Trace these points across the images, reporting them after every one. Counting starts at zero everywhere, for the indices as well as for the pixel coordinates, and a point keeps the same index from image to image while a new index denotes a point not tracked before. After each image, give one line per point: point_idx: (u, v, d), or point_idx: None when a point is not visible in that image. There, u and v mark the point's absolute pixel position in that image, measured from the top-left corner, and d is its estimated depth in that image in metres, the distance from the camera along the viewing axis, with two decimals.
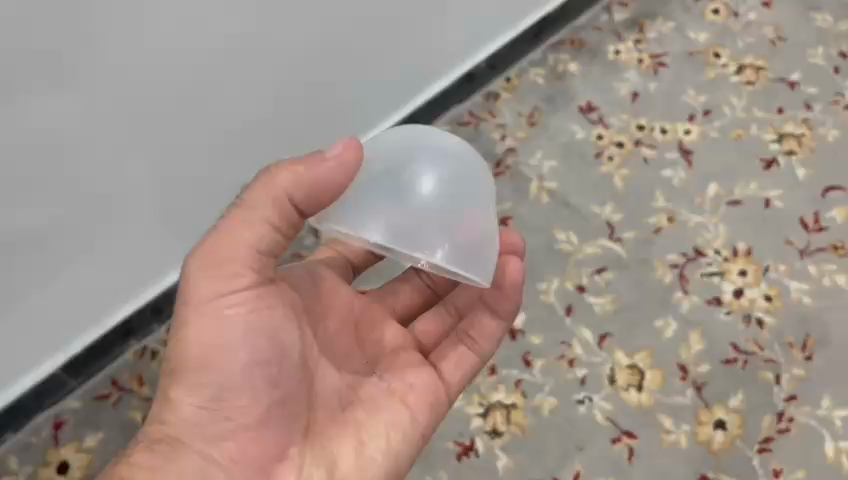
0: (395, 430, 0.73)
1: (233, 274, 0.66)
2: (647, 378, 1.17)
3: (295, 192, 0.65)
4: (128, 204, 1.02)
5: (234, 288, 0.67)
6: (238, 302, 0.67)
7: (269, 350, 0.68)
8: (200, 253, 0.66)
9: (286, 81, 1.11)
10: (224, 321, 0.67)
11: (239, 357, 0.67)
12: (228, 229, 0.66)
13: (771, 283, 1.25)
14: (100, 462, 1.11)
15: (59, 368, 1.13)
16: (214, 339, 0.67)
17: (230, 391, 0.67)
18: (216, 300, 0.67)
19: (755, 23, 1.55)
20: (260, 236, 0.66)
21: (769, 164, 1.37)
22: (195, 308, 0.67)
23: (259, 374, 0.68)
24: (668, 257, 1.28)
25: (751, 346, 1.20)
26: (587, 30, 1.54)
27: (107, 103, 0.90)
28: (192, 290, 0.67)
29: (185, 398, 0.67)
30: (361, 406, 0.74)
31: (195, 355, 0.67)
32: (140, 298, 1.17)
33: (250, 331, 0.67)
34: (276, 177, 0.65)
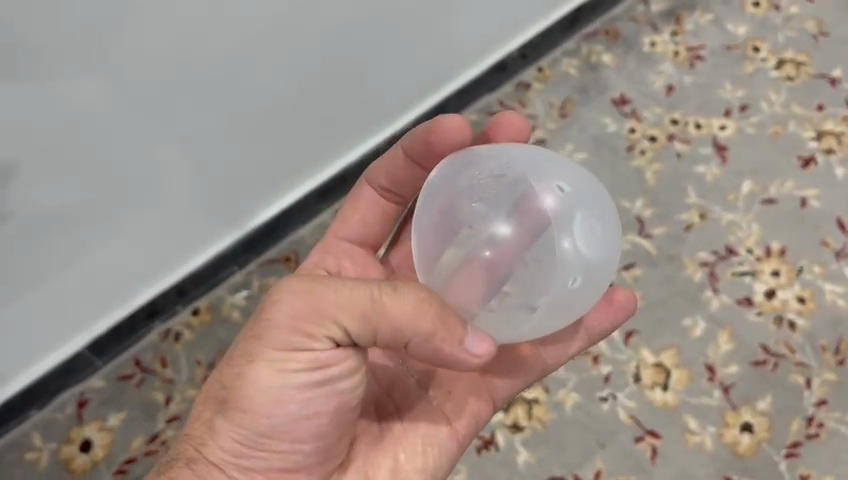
0: (430, 446, 0.73)
1: (314, 336, 0.60)
2: (673, 377, 1.15)
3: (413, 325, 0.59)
4: (151, 190, 1.02)
5: (307, 351, 0.61)
6: (307, 363, 0.61)
7: (325, 404, 0.63)
8: (306, 293, 0.60)
9: (312, 68, 1.09)
10: (284, 376, 0.62)
11: (288, 409, 0.62)
12: (353, 303, 0.59)
13: (804, 285, 1.22)
14: (122, 441, 1.11)
15: (81, 348, 1.13)
16: (266, 389, 0.62)
17: (269, 436, 0.63)
18: (277, 354, 0.61)
19: (796, 17, 1.50)
20: (362, 334, 0.60)
21: (807, 162, 1.34)
22: (262, 345, 0.61)
23: (307, 429, 0.64)
24: (698, 254, 1.25)
25: (781, 348, 1.17)
26: (622, 21, 1.50)
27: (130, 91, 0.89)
28: (273, 325, 0.60)
29: (225, 431, 0.63)
30: (400, 418, 0.74)
31: (243, 394, 0.62)
32: (162, 283, 1.17)
33: (309, 389, 0.62)
34: (417, 318, 0.59)
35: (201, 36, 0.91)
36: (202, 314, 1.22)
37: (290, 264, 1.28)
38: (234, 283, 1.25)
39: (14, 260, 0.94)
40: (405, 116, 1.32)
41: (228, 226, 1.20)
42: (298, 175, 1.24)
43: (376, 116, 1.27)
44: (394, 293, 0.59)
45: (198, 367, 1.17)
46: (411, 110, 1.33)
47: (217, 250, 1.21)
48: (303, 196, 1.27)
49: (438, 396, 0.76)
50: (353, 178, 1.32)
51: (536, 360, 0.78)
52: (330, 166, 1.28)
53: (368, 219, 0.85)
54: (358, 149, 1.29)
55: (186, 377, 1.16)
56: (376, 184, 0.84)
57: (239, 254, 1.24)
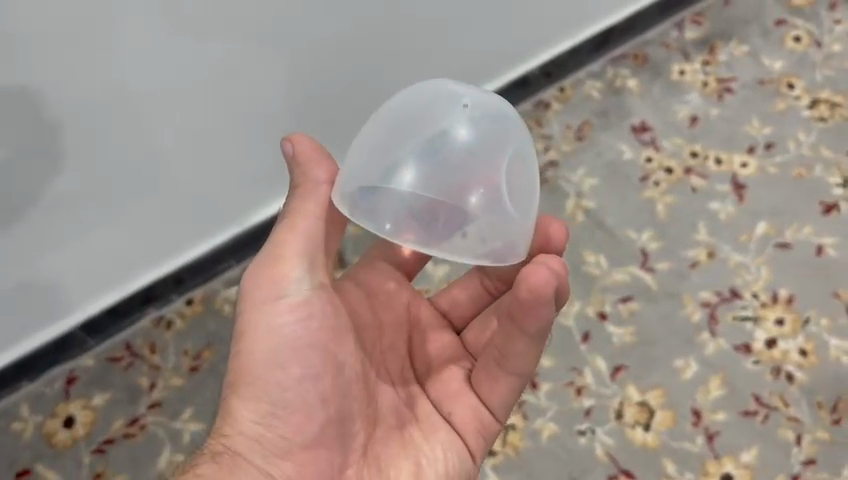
0: (450, 452, 0.76)
1: (282, 275, 0.70)
2: (657, 418, 1.12)
3: (316, 176, 0.72)
4: (150, 180, 1.06)
5: (282, 295, 0.70)
6: (289, 311, 0.70)
7: (318, 366, 0.71)
8: (262, 250, 0.72)
9: (314, 71, 1.10)
10: (278, 333, 0.70)
11: (291, 371, 0.70)
12: (294, 206, 0.71)
13: (808, 337, 1.17)
14: (104, 422, 1.14)
15: (75, 327, 1.17)
16: (265, 352, 0.70)
17: (283, 407, 0.70)
18: (264, 313, 0.71)
19: (837, 55, 1.44)
20: (308, 218, 0.71)
21: (829, 209, 1.28)
22: (251, 311, 0.71)
23: (313, 390, 0.71)
24: (700, 294, 1.22)
25: (775, 400, 1.13)
26: (653, 46, 1.46)
27: (128, 84, 0.94)
28: (251, 290, 0.71)
29: (243, 412, 0.70)
30: (419, 427, 0.77)
31: (249, 368, 0.71)
32: (159, 270, 1.20)
33: (298, 344, 0.70)
34: (313, 173, 0.72)
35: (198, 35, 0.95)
36: (196, 305, 1.24)
37: None
38: (230, 277, 1.26)
39: (15, 234, 1.00)
40: None
41: (226, 222, 1.22)
42: None
43: None
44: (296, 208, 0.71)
45: (185, 356, 1.19)
46: None
47: (217, 242, 1.23)
48: None
49: (443, 407, 0.78)
50: None
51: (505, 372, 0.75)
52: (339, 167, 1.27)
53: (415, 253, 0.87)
54: None
55: (172, 365, 1.19)
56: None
57: (239, 250, 1.25)
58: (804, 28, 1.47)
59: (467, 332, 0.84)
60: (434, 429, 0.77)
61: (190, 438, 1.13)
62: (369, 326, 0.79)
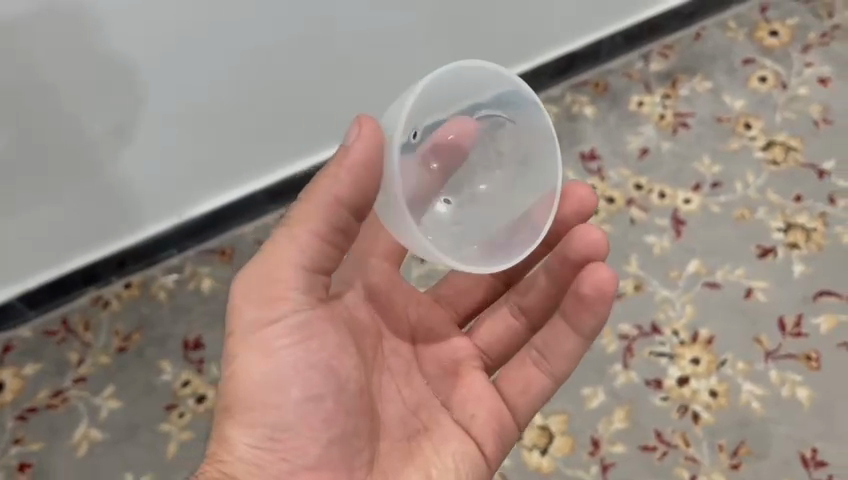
0: (464, 463, 0.76)
1: (278, 298, 0.68)
2: (555, 443, 1.13)
3: (333, 187, 0.64)
4: (80, 166, 1.12)
5: (277, 318, 0.68)
6: (286, 333, 0.69)
7: (323, 385, 0.70)
8: (249, 270, 0.69)
9: (243, 81, 1.14)
10: (276, 357, 0.69)
11: (292, 393, 0.69)
12: (292, 221, 0.66)
13: (721, 379, 1.17)
14: (30, 391, 1.21)
15: (15, 298, 1.23)
16: (265, 376, 0.68)
17: (287, 430, 0.69)
18: (258, 337, 0.69)
19: (802, 99, 1.42)
20: (308, 240, 0.66)
21: (765, 252, 1.27)
22: (242, 337, 0.69)
23: (315, 412, 0.69)
24: (620, 326, 1.22)
25: (676, 438, 1.13)
26: (616, 75, 1.47)
27: (46, 74, 0.99)
28: (241, 315, 0.69)
29: (240, 438, 0.68)
30: (429, 436, 0.77)
31: (245, 395, 0.69)
32: (100, 252, 1.26)
33: (301, 366, 0.69)
34: (328, 182, 0.64)
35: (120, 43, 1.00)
36: (133, 288, 1.29)
37: (224, 258, 1.32)
38: (169, 266, 1.31)
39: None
40: None
41: (166, 212, 1.26)
42: (247, 173, 1.29)
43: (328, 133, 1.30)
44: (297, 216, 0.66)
45: (115, 336, 1.25)
46: None
47: (158, 229, 1.28)
48: (252, 192, 1.31)
49: (463, 418, 0.78)
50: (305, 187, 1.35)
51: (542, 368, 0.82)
52: (283, 168, 1.32)
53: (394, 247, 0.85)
54: (310, 159, 1.33)
55: (102, 343, 1.24)
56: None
57: (182, 239, 1.30)
58: (771, 69, 1.46)
59: (477, 331, 0.86)
60: (450, 439, 0.77)
61: (107, 415, 1.19)
62: (367, 330, 0.79)
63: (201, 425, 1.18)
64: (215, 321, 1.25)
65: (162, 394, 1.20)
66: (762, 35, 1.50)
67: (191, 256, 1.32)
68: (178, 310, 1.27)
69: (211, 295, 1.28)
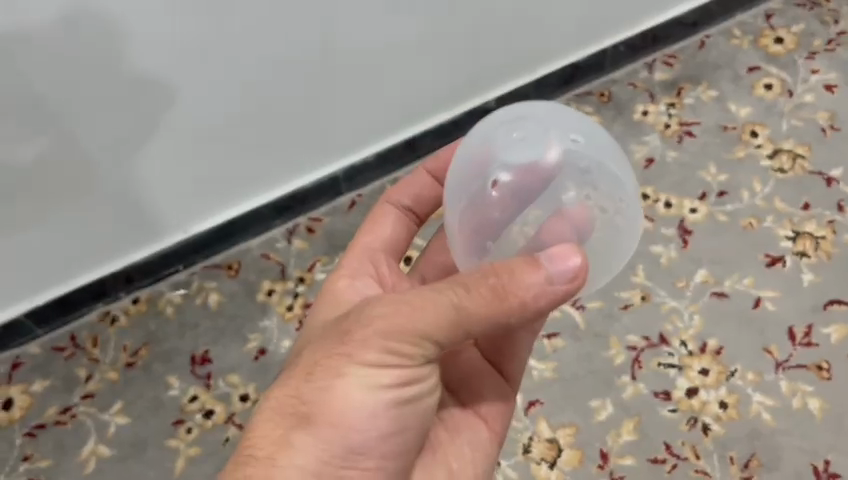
0: (478, 451, 0.79)
1: (408, 353, 0.65)
2: (563, 456, 1.12)
3: (516, 316, 0.63)
4: (81, 180, 1.12)
5: (399, 364, 0.66)
6: (398, 377, 0.66)
7: (404, 416, 0.69)
8: (391, 311, 0.64)
9: (243, 95, 1.14)
10: (375, 390, 0.66)
11: (379, 425, 0.68)
12: (469, 304, 0.62)
13: (731, 390, 1.16)
14: (39, 407, 1.21)
15: (22, 315, 1.24)
16: (361, 408, 0.66)
17: (360, 453, 0.68)
18: (368, 370, 0.65)
19: (809, 106, 1.41)
20: (464, 331, 0.64)
21: (774, 261, 1.26)
22: (354, 366, 0.65)
23: (392, 439, 0.69)
24: (627, 337, 1.21)
25: (686, 450, 1.12)
26: (620, 85, 1.47)
27: (50, 91, 0.99)
28: (362, 347, 0.65)
29: (308, 448, 0.66)
30: (443, 427, 0.78)
31: (332, 414, 0.66)
32: (108, 268, 1.27)
33: (395, 403, 0.68)
34: (524, 300, 0.61)
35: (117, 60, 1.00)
36: (141, 304, 1.30)
37: (231, 272, 1.32)
38: (176, 281, 1.32)
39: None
40: (371, 147, 1.35)
41: (172, 228, 1.27)
42: (251, 188, 1.29)
43: (332, 147, 1.31)
44: (467, 292, 0.62)
45: (123, 352, 1.25)
46: (380, 140, 1.35)
47: (164, 245, 1.28)
48: (257, 207, 1.31)
49: (470, 399, 0.81)
50: (311, 201, 1.36)
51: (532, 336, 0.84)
52: (288, 183, 1.32)
53: (397, 232, 0.85)
54: (315, 174, 1.33)
55: (110, 359, 1.25)
56: (400, 203, 0.86)
57: (189, 254, 1.31)
58: (777, 76, 1.45)
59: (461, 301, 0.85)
60: (466, 428, 0.79)
61: (115, 431, 1.19)
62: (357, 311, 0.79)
63: (208, 440, 1.18)
64: (222, 336, 1.26)
65: (170, 410, 1.20)
66: (766, 43, 1.49)
67: (198, 271, 1.32)
68: (185, 326, 1.27)
69: (218, 310, 1.28)
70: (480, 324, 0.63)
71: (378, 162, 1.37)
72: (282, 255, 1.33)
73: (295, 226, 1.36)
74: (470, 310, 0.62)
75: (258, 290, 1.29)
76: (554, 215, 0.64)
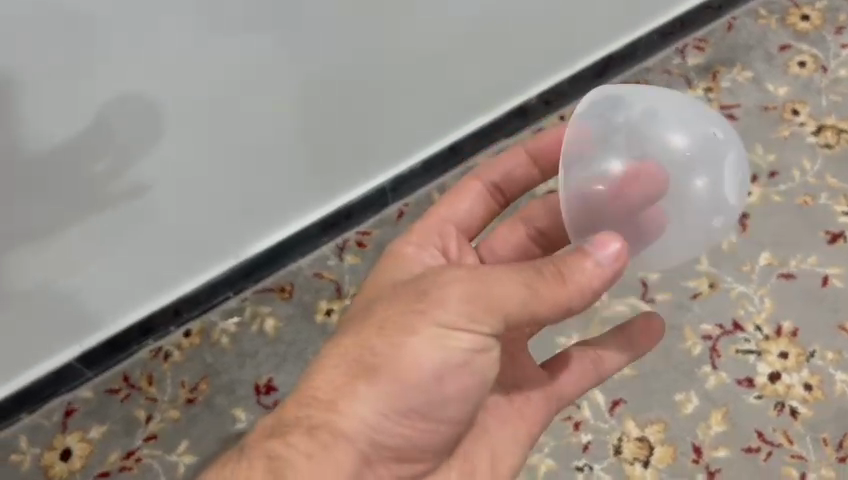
0: (519, 443, 0.78)
1: (480, 320, 0.65)
2: (656, 454, 1.10)
3: (575, 297, 0.65)
4: (138, 213, 1.06)
5: (473, 331, 0.65)
6: (471, 341, 0.66)
7: (470, 387, 0.69)
8: (468, 279, 0.64)
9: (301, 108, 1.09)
10: (443, 357, 0.66)
11: (446, 388, 0.68)
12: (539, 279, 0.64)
13: (813, 371, 1.15)
14: (100, 454, 1.15)
15: (72, 359, 1.17)
16: (429, 369, 0.66)
17: (416, 413, 0.68)
18: (443, 334, 0.65)
19: (844, 80, 1.42)
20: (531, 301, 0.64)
21: (835, 237, 1.25)
22: (429, 331, 0.65)
23: (451, 407, 0.70)
24: (702, 326, 1.19)
25: (779, 436, 1.10)
26: (655, 73, 1.46)
27: (119, 115, 0.93)
28: (439, 311, 0.65)
29: (370, 406, 0.66)
30: (491, 415, 0.78)
31: (401, 369, 0.66)
32: (157, 302, 1.20)
33: (464, 370, 0.68)
34: (581, 277, 0.64)
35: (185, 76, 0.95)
36: (193, 337, 1.24)
37: (285, 295, 1.27)
38: (228, 309, 1.26)
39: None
40: (417, 155, 1.31)
41: (222, 254, 1.22)
42: (300, 207, 1.24)
43: (379, 159, 1.26)
44: (537, 272, 0.65)
45: (182, 388, 1.19)
46: (426, 147, 1.31)
47: (213, 273, 1.23)
48: (306, 227, 1.27)
49: (520, 398, 0.80)
50: (357, 215, 1.31)
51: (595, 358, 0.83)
52: (336, 199, 1.27)
53: (474, 209, 0.83)
54: (362, 187, 1.29)
55: (169, 397, 1.19)
56: (488, 180, 0.83)
57: (237, 280, 1.25)
58: (809, 53, 1.45)
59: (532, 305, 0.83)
60: (510, 420, 0.79)
61: (186, 472, 1.13)
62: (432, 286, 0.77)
63: None
64: (284, 362, 1.21)
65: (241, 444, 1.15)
66: (794, 20, 1.49)
67: (249, 297, 1.27)
68: (244, 355, 1.22)
69: (276, 336, 1.23)
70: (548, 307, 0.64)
71: (423, 170, 1.33)
72: (335, 272, 1.29)
73: (344, 241, 1.31)
74: (550, 285, 0.64)
75: (316, 311, 1.25)
76: (631, 192, 0.67)
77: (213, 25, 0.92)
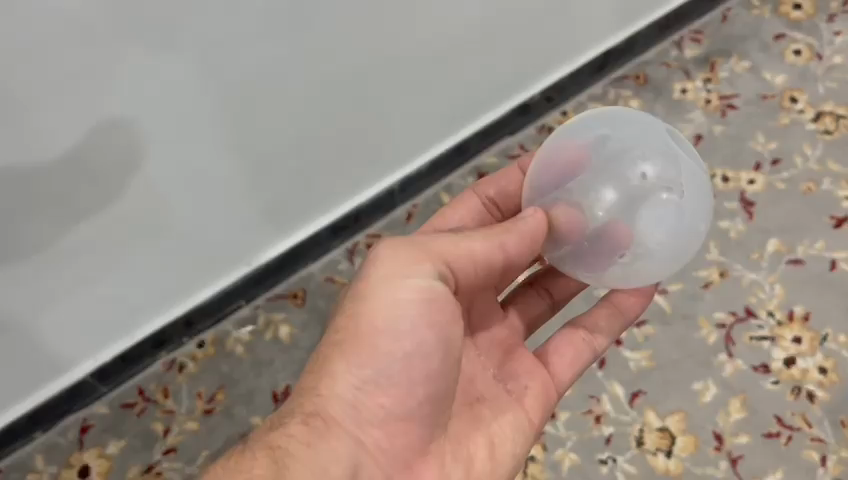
0: (518, 433, 0.79)
1: (422, 265, 0.71)
2: (678, 443, 1.11)
3: (512, 240, 0.75)
4: (151, 225, 1.05)
5: (419, 276, 0.71)
6: (418, 288, 0.71)
7: (433, 345, 0.72)
8: (400, 240, 0.73)
9: (311, 112, 1.08)
10: (392, 319, 0.70)
11: (405, 345, 0.71)
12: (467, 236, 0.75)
13: (827, 354, 1.16)
14: (119, 470, 1.14)
15: (87, 375, 1.16)
16: (386, 324, 0.70)
17: (387, 379, 0.71)
18: (390, 284, 0.71)
19: (839, 67, 1.43)
20: (466, 253, 0.74)
21: (840, 222, 1.27)
22: (377, 286, 0.71)
23: (419, 366, 0.71)
24: (715, 314, 1.20)
25: (797, 420, 1.11)
26: (654, 66, 1.47)
27: (136, 129, 0.92)
28: (379, 268, 0.72)
29: (345, 376, 0.70)
30: (487, 405, 0.80)
31: (361, 331, 0.71)
32: (171, 314, 1.19)
33: (422, 323, 0.71)
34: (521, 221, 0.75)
35: (199, 87, 0.93)
36: (207, 347, 1.23)
37: (297, 300, 1.26)
38: (241, 317, 1.25)
39: (6, 282, 0.97)
40: (424, 155, 1.31)
41: (235, 263, 1.21)
42: (311, 212, 1.24)
43: (387, 161, 1.26)
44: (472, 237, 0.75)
45: (198, 399, 1.19)
46: (433, 147, 1.31)
47: (226, 282, 1.22)
48: (317, 231, 1.26)
49: (515, 388, 0.83)
50: (365, 218, 1.31)
51: (587, 345, 0.89)
52: (344, 203, 1.27)
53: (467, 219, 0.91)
54: (371, 190, 1.29)
55: (186, 409, 1.18)
56: (485, 196, 0.92)
57: (249, 288, 1.25)
58: (804, 41, 1.47)
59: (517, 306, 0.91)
60: (507, 408, 0.81)
61: None
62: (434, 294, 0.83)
63: None
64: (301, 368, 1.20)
65: None
66: (786, 9, 1.51)
67: (262, 305, 1.26)
68: (260, 362, 1.21)
69: (291, 342, 1.23)
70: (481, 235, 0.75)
71: (430, 170, 1.33)
72: (346, 276, 1.28)
73: (354, 244, 1.31)
74: (471, 235, 0.75)
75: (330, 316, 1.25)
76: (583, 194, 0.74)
77: (228, 31, 0.91)
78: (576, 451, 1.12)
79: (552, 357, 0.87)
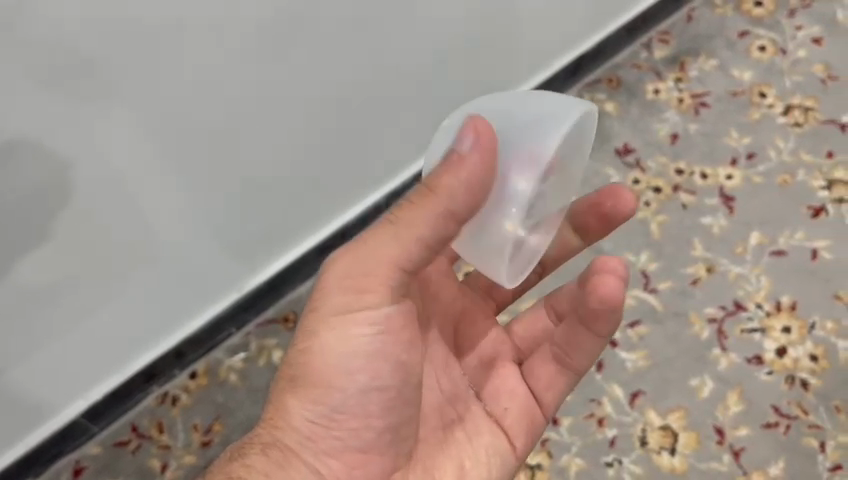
0: (494, 457, 0.77)
1: (367, 289, 0.64)
2: (681, 441, 1.13)
3: (452, 201, 0.60)
4: (140, 257, 1.03)
5: (364, 306, 0.65)
6: (369, 321, 0.66)
7: (390, 378, 0.68)
8: (338, 264, 0.65)
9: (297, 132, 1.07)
10: (350, 346, 0.66)
11: (357, 379, 0.67)
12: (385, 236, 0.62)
13: (816, 342, 1.19)
14: None
15: (79, 415, 1.13)
16: (340, 359, 0.67)
17: (340, 412, 0.68)
18: (338, 319, 0.66)
19: (803, 60, 1.47)
20: (409, 253, 0.62)
21: (817, 212, 1.30)
22: (325, 321, 0.66)
23: (374, 401, 0.68)
24: (705, 310, 1.22)
25: (794, 409, 1.13)
26: (625, 68, 1.49)
27: (123, 160, 0.90)
28: (326, 302, 0.66)
29: (298, 409, 0.68)
30: (463, 426, 0.77)
31: (318, 373, 0.67)
32: (161, 346, 1.17)
33: (374, 358, 0.67)
34: (444, 189, 0.59)
35: (187, 113, 0.92)
36: (200, 377, 1.21)
37: (289, 324, 1.25)
38: (232, 345, 1.23)
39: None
40: (409, 169, 1.31)
41: (224, 288, 1.19)
42: (297, 234, 1.22)
43: (371, 176, 1.25)
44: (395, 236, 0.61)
45: (195, 432, 1.16)
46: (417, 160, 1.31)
47: (215, 311, 1.20)
48: (304, 253, 1.25)
49: (495, 409, 0.79)
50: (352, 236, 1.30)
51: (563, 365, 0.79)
52: (330, 222, 1.26)
53: None
54: (356, 208, 1.28)
55: (183, 442, 1.16)
56: None
57: (238, 314, 1.22)
58: (767, 37, 1.50)
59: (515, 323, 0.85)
60: (481, 430, 0.77)
61: None
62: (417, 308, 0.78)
63: None
64: None
65: None
66: (748, 7, 1.54)
67: (253, 331, 1.25)
68: (255, 390, 1.19)
69: None
70: (432, 230, 0.60)
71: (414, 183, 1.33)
72: None
73: None
74: (381, 237, 0.62)
75: None
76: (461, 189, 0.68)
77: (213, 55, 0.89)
78: (581, 456, 1.13)
79: (530, 378, 0.80)
